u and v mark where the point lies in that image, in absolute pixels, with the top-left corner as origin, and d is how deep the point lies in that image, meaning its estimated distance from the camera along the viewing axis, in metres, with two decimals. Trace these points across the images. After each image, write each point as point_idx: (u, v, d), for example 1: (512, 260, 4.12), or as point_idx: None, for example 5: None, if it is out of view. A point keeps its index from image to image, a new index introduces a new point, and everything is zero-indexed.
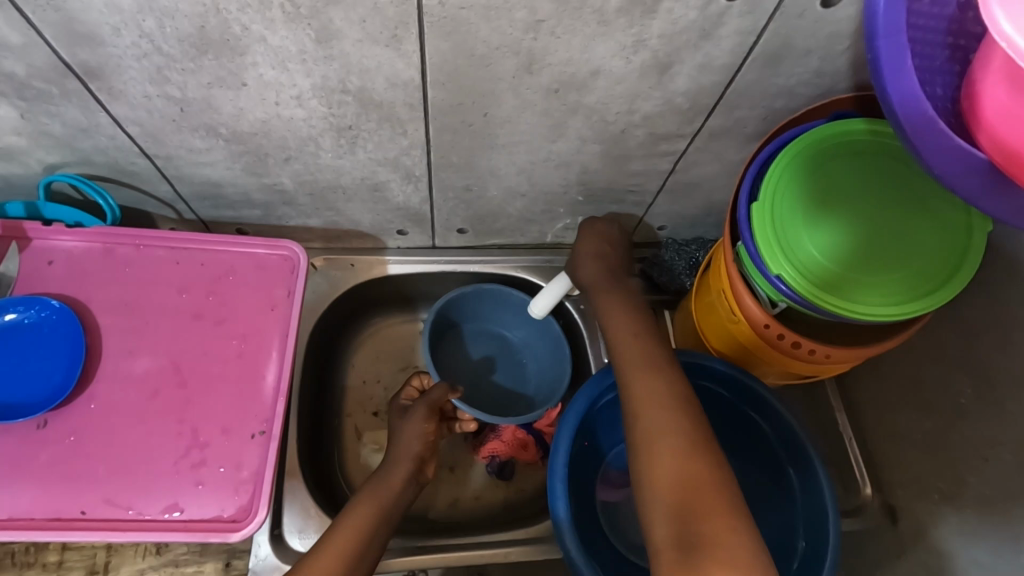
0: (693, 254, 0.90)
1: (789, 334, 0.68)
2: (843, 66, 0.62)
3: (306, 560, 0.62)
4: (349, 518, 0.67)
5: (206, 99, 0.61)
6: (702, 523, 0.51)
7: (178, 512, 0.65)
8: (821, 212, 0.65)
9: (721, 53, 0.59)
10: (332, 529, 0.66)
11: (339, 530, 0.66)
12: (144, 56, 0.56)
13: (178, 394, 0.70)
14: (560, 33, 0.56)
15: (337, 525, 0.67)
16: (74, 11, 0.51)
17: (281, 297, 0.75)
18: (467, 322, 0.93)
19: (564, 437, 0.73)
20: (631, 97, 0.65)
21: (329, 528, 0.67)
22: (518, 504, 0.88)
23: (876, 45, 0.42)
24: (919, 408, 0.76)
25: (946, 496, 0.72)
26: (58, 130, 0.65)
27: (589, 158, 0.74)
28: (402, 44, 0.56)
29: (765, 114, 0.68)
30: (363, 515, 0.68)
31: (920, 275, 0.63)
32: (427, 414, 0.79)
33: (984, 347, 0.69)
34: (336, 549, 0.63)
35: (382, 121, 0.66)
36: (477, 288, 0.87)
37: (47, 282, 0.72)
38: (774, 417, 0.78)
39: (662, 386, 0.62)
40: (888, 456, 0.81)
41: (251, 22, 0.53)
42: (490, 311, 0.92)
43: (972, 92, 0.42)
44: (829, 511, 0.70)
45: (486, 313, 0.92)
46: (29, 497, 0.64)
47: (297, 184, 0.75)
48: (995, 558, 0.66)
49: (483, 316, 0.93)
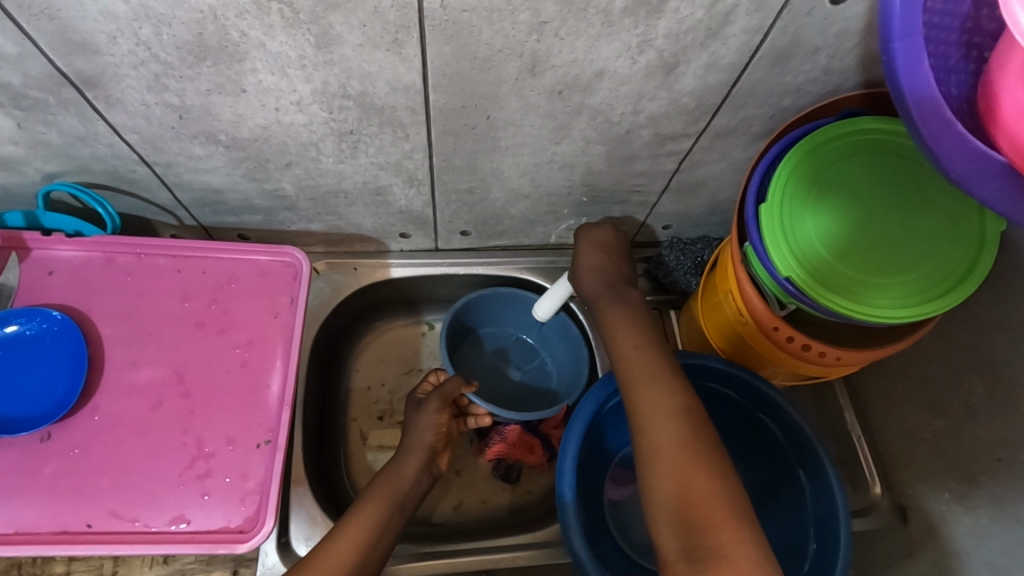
0: (699, 253, 0.87)
1: (799, 336, 0.67)
2: (852, 63, 0.61)
3: (307, 562, 0.62)
4: (359, 515, 0.67)
5: (204, 106, 0.60)
6: (710, 535, 0.51)
7: (185, 524, 0.65)
8: (831, 213, 0.64)
9: (727, 52, 0.58)
10: (342, 526, 0.66)
11: (348, 525, 0.66)
12: (141, 63, 0.55)
13: (182, 405, 0.69)
14: (563, 35, 0.55)
15: (345, 522, 0.67)
16: (69, 19, 0.50)
17: (284, 304, 0.75)
18: (484, 327, 0.92)
19: (571, 442, 0.72)
20: (636, 98, 0.63)
21: (338, 524, 0.67)
22: (525, 506, 0.88)
23: (892, 47, 0.41)
24: (930, 408, 0.75)
25: (958, 496, 0.71)
26: (55, 139, 0.64)
27: (593, 159, 0.73)
28: (403, 48, 0.55)
29: (772, 113, 0.67)
30: (374, 510, 0.68)
31: (935, 275, 0.62)
32: (440, 406, 0.78)
33: (997, 347, 0.68)
34: (345, 549, 0.63)
35: (384, 125, 0.65)
36: (497, 291, 0.86)
37: (47, 293, 0.71)
38: (782, 418, 0.78)
39: (667, 397, 0.61)
40: (897, 456, 0.80)
41: (249, 28, 0.52)
42: (513, 315, 0.91)
43: (990, 92, 0.41)
44: (839, 514, 0.70)
45: (509, 318, 0.91)
46: (34, 511, 0.64)
47: (298, 189, 0.74)
48: (1008, 560, 0.65)
49: (507, 321, 0.92)
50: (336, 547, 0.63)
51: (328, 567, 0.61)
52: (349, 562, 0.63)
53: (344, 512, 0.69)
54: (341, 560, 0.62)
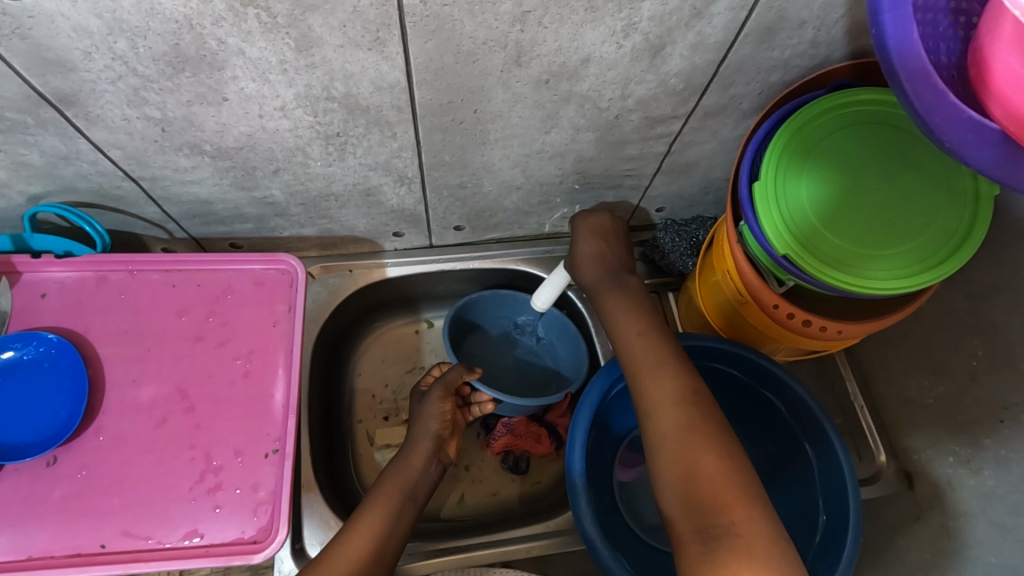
0: (694, 233, 0.87)
1: (799, 312, 0.67)
2: (839, 35, 0.60)
3: (322, 554, 0.63)
4: (374, 506, 0.68)
5: (187, 117, 0.59)
6: (724, 514, 0.51)
7: (198, 538, 0.65)
8: (826, 189, 0.64)
9: (714, 30, 0.57)
10: (356, 517, 0.67)
11: (362, 517, 0.67)
12: (118, 78, 0.54)
13: (187, 420, 0.69)
14: (548, 23, 0.54)
15: (359, 513, 0.67)
16: (41, 37, 0.49)
17: (282, 312, 0.74)
18: (488, 326, 0.92)
19: (578, 429, 0.73)
20: (624, 82, 0.63)
21: (352, 516, 0.68)
22: (534, 497, 0.88)
23: (881, 20, 0.42)
24: (931, 373, 0.76)
25: (963, 459, 0.72)
26: (37, 159, 0.63)
27: (583, 147, 0.72)
28: (386, 46, 0.54)
29: (760, 89, 0.67)
30: (387, 502, 0.69)
31: (933, 243, 0.62)
32: (444, 394, 0.79)
33: (995, 310, 0.68)
34: (358, 540, 0.64)
35: (370, 126, 0.64)
36: (496, 294, 0.88)
37: (42, 316, 0.71)
38: (785, 393, 0.78)
39: (671, 381, 0.61)
40: (903, 423, 0.81)
41: (227, 35, 0.50)
42: (512, 312, 0.91)
43: (980, 58, 0.40)
44: (848, 482, 0.70)
45: (508, 316, 0.91)
46: (45, 535, 0.64)
47: (287, 194, 0.74)
48: (1016, 519, 0.66)
49: (507, 318, 0.92)
50: (348, 540, 0.64)
51: (340, 558, 0.62)
52: (364, 553, 0.63)
53: (358, 504, 0.69)
54: (355, 551, 0.63)
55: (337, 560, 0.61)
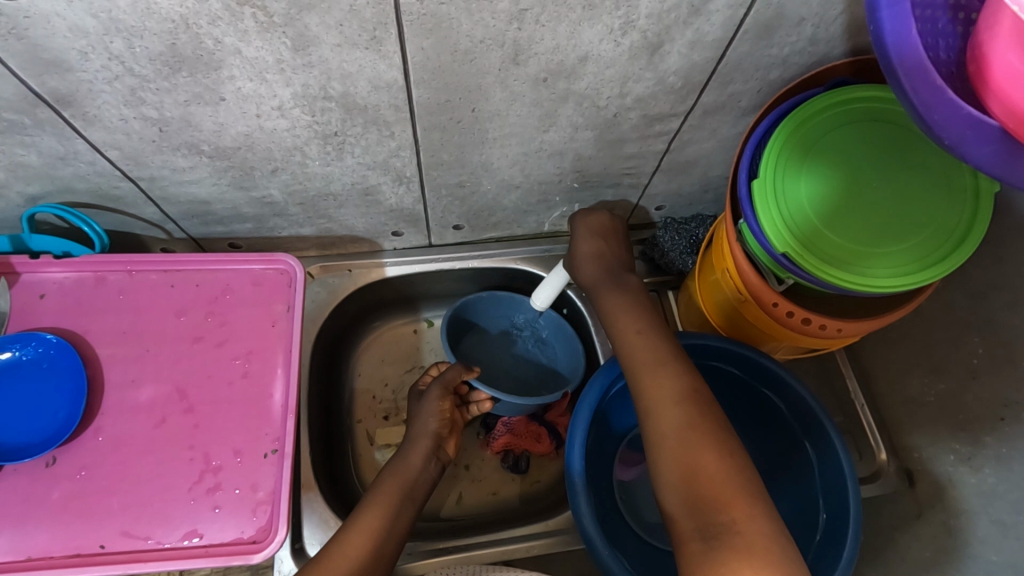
0: (693, 232, 0.87)
1: (798, 311, 0.67)
2: (838, 32, 0.60)
3: (321, 553, 0.63)
4: (374, 505, 0.68)
5: (184, 117, 0.59)
6: (723, 513, 0.51)
7: (198, 538, 0.65)
8: (826, 188, 0.63)
9: (713, 28, 0.57)
10: (356, 516, 0.67)
11: (362, 516, 0.67)
12: (115, 78, 0.53)
13: (185, 420, 0.69)
14: (545, 21, 0.54)
15: (358, 512, 0.67)
16: (38, 37, 0.48)
17: (281, 312, 0.74)
18: (487, 325, 0.92)
19: (578, 428, 0.72)
20: (622, 80, 0.62)
21: (351, 515, 0.67)
22: (534, 496, 0.88)
23: (880, 16, 0.41)
24: (931, 372, 0.76)
25: (963, 457, 0.72)
26: (35, 160, 0.63)
27: (582, 145, 0.72)
28: (383, 44, 0.53)
29: (759, 86, 0.67)
30: (386, 502, 0.69)
31: (932, 241, 0.61)
32: (443, 393, 0.79)
33: (994, 307, 0.68)
34: (358, 539, 0.64)
35: (368, 125, 0.64)
36: (494, 294, 0.88)
37: (40, 316, 0.71)
38: (785, 391, 0.78)
39: (670, 380, 0.61)
40: (903, 420, 0.81)
41: (224, 35, 0.50)
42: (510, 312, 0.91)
43: (980, 54, 0.40)
44: (849, 481, 0.70)
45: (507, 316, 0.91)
46: (44, 536, 0.64)
47: (286, 194, 0.74)
48: (1016, 517, 0.66)
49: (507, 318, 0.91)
50: (348, 539, 0.64)
51: (340, 557, 0.62)
52: (364, 552, 0.63)
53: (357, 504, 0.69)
54: (355, 551, 0.63)
55: (337, 559, 0.61)
